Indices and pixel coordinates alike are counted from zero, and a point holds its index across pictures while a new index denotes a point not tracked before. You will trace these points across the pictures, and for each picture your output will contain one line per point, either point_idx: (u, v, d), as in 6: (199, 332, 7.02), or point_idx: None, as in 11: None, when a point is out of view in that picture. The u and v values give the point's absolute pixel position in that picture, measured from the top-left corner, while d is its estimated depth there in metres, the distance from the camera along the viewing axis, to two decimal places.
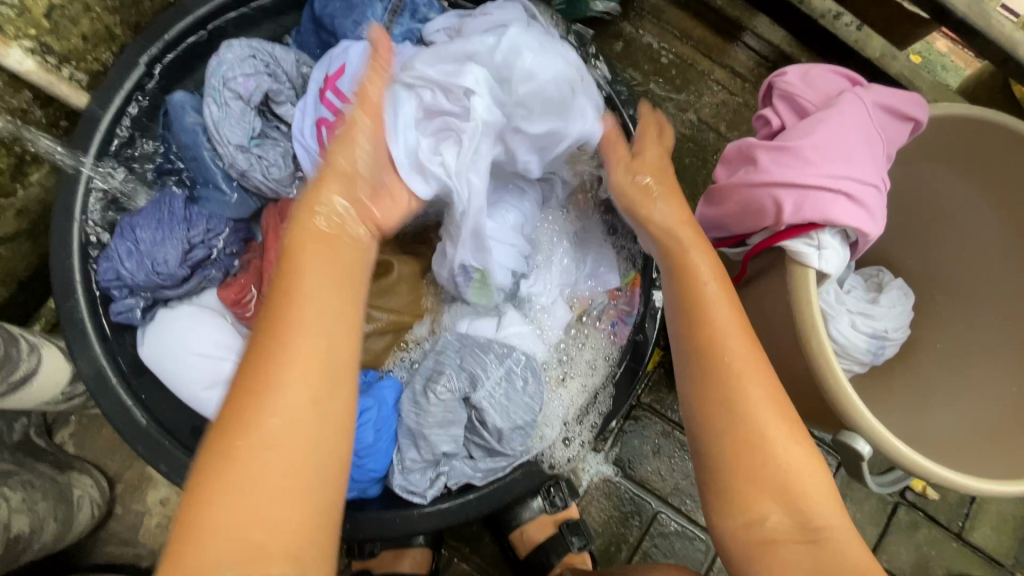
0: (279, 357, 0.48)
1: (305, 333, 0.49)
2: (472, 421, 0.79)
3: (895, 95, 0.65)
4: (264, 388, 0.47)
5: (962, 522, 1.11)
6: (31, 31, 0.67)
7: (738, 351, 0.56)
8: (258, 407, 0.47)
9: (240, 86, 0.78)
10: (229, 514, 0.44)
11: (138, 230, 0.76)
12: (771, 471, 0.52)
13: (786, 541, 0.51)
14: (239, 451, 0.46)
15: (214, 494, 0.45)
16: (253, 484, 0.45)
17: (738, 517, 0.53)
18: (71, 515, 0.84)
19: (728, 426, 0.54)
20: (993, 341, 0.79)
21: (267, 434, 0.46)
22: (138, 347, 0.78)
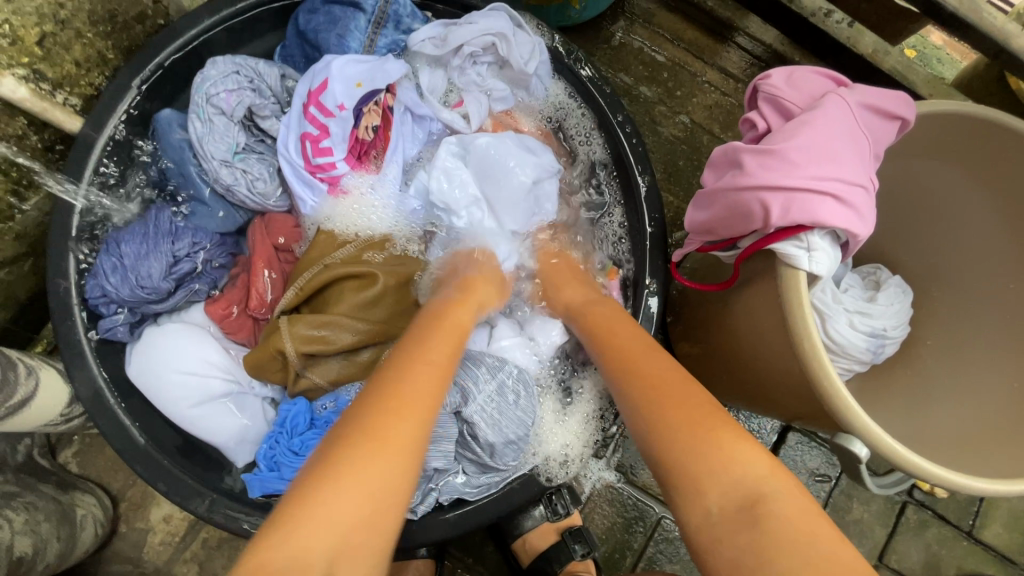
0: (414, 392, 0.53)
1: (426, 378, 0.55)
2: (464, 437, 0.78)
3: (880, 94, 0.65)
4: (395, 413, 0.51)
5: (973, 520, 1.09)
6: (25, 59, 0.68)
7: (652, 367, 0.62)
8: (377, 436, 0.49)
9: (223, 102, 0.80)
10: (325, 523, 0.44)
11: (123, 246, 0.77)
12: (709, 458, 0.52)
13: (733, 530, 0.48)
14: (354, 462, 0.47)
15: (328, 487, 0.45)
16: (357, 494, 0.46)
17: (691, 511, 0.51)
18: (74, 535, 0.85)
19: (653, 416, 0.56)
20: (994, 336, 0.78)
21: (388, 453, 0.48)
22: (126, 365, 0.78)
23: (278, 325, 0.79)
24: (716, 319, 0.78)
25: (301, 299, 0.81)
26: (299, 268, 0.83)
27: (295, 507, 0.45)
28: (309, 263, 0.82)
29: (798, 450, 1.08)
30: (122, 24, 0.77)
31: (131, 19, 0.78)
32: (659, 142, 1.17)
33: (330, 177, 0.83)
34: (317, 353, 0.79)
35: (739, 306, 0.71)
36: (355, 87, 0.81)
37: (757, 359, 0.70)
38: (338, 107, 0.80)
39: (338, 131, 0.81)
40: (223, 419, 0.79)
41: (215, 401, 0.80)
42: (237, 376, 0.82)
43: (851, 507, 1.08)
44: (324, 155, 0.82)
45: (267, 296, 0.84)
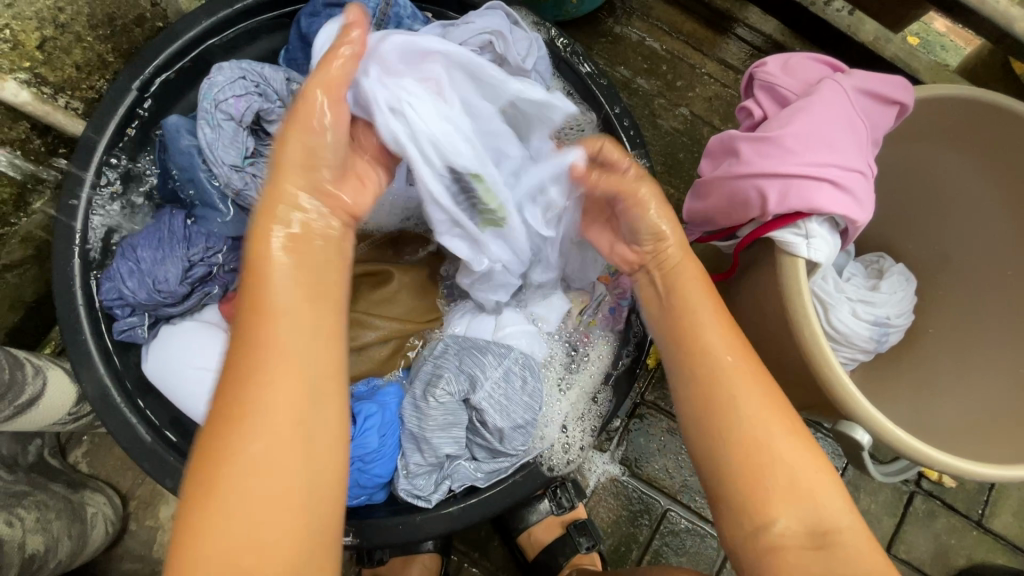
0: (257, 375, 0.48)
1: (275, 347, 0.49)
2: (473, 423, 0.79)
3: (877, 79, 0.65)
4: (244, 412, 0.47)
5: (982, 509, 1.08)
6: (26, 64, 0.70)
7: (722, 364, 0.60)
8: (243, 424, 0.46)
9: (231, 107, 0.79)
10: (234, 516, 0.44)
11: (139, 250, 0.78)
12: (774, 474, 0.54)
13: (796, 547, 0.51)
14: (220, 480, 0.45)
15: (224, 482, 0.45)
16: (230, 507, 0.44)
17: (748, 520, 0.54)
18: (85, 533, 0.86)
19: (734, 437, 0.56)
20: (999, 322, 0.77)
21: (244, 456, 0.46)
22: (143, 362, 0.80)
23: None
24: None
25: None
26: None
27: (184, 534, 0.44)
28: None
29: None
30: (122, 27, 0.78)
31: (130, 23, 0.79)
32: (659, 135, 1.16)
33: None
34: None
35: (740, 294, 0.71)
36: None
37: (761, 349, 0.70)
38: None
39: None
40: None
41: None
42: None
43: (858, 498, 1.08)
44: None
45: None
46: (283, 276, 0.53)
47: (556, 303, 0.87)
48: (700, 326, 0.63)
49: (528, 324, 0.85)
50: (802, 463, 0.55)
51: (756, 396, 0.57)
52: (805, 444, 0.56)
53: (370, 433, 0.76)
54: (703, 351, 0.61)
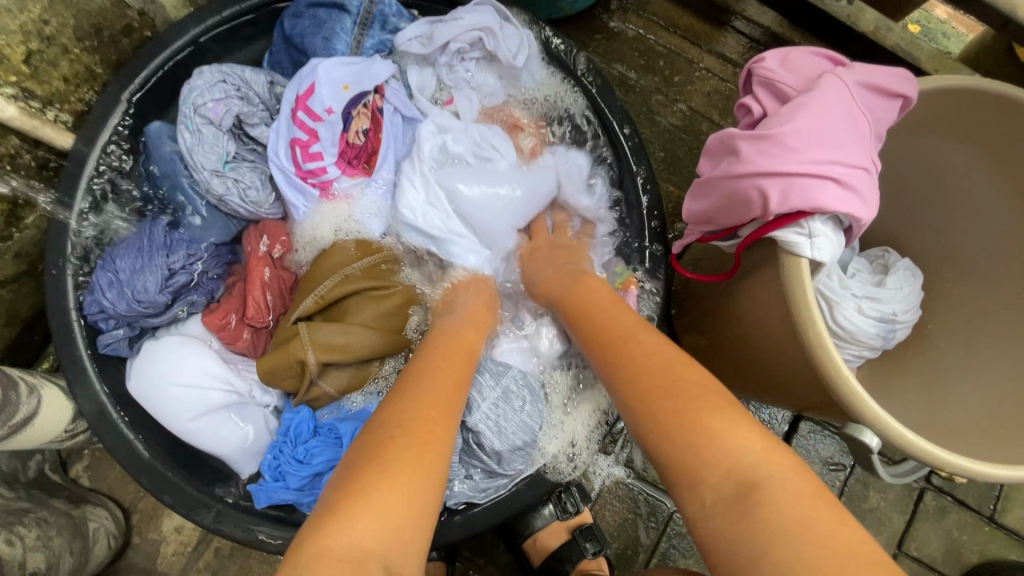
0: (439, 394, 0.57)
1: (448, 384, 0.59)
2: (468, 444, 0.77)
3: (878, 72, 0.63)
4: (434, 415, 0.54)
5: (994, 504, 1.06)
6: (12, 78, 0.68)
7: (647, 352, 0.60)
8: (423, 423, 0.53)
9: (211, 111, 0.79)
10: (388, 500, 0.46)
11: (117, 261, 0.77)
12: (693, 439, 0.50)
13: (723, 513, 0.46)
14: (399, 462, 0.49)
15: (396, 462, 0.48)
16: (403, 491, 0.47)
17: (684, 501, 0.50)
18: (87, 548, 0.85)
19: (664, 409, 0.53)
20: (1009, 318, 0.75)
21: (426, 453, 0.50)
22: (127, 380, 0.78)
23: (295, 332, 0.76)
24: (722, 312, 0.76)
25: (322, 306, 0.79)
26: (309, 280, 0.81)
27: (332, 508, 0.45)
28: (329, 271, 0.80)
29: (810, 439, 1.06)
30: (109, 38, 0.77)
31: (117, 33, 0.77)
32: (657, 132, 1.15)
33: (322, 182, 0.82)
34: (334, 362, 0.77)
35: (743, 295, 0.69)
36: (342, 90, 0.80)
37: (763, 350, 0.69)
38: (327, 111, 0.79)
39: (327, 136, 0.81)
40: (224, 430, 0.78)
41: (215, 412, 0.79)
42: (236, 386, 0.80)
43: (867, 495, 1.06)
44: (314, 160, 0.81)
45: (266, 305, 0.82)
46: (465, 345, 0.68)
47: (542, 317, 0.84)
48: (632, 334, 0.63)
49: (520, 342, 0.84)
50: (726, 419, 0.51)
51: (663, 365, 0.57)
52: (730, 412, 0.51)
53: None
54: (628, 350, 0.61)
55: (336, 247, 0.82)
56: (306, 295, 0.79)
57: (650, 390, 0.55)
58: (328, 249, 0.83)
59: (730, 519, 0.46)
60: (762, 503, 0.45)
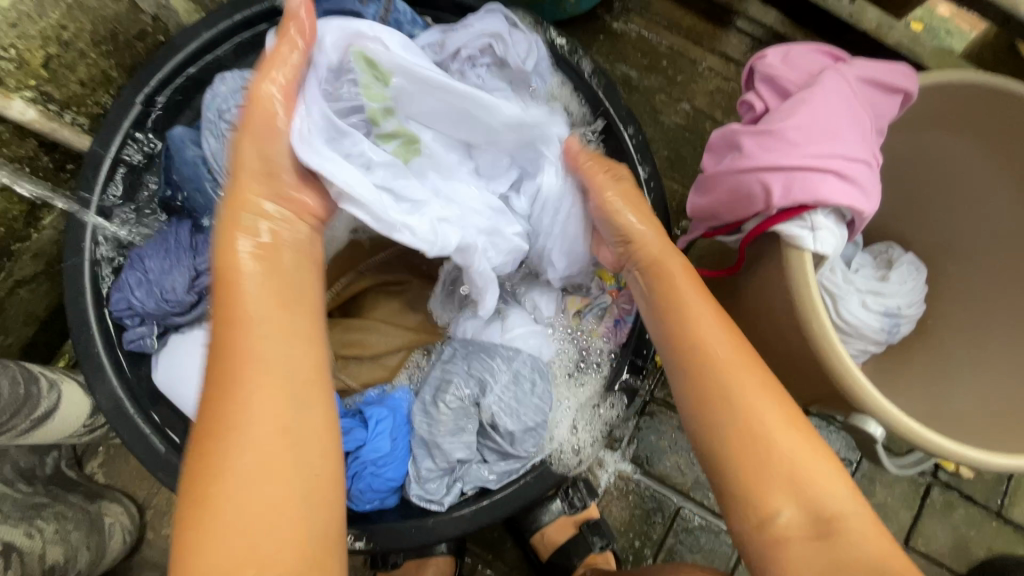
0: (240, 381, 0.51)
1: (263, 357, 0.52)
2: (483, 427, 0.79)
3: (878, 68, 0.64)
4: (237, 417, 0.49)
5: (1001, 499, 1.06)
6: (31, 82, 0.70)
7: (725, 359, 0.58)
8: (234, 431, 0.49)
9: (234, 117, 0.80)
10: (237, 517, 0.47)
11: (146, 261, 0.79)
12: (779, 467, 0.54)
13: (803, 539, 0.52)
14: (220, 483, 0.47)
15: (225, 479, 0.47)
16: (236, 508, 0.47)
17: (750, 517, 0.54)
18: (103, 543, 0.87)
19: (747, 433, 0.55)
20: (1013, 310, 0.76)
21: (237, 462, 0.48)
22: (153, 372, 0.80)
23: None
24: (727, 306, 0.77)
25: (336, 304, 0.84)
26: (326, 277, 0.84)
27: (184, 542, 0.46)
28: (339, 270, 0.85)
29: (817, 435, 1.07)
30: (124, 42, 0.79)
31: (132, 38, 0.79)
32: (661, 131, 1.16)
33: None
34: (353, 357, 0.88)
35: (749, 288, 0.69)
36: None
37: (767, 343, 0.69)
38: None
39: None
40: None
41: None
42: None
43: (874, 491, 1.07)
44: None
45: None
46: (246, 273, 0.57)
47: (546, 299, 0.87)
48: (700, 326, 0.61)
49: (531, 324, 0.85)
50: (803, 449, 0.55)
51: (750, 388, 0.57)
52: (812, 452, 0.55)
53: (383, 437, 0.77)
54: (697, 348, 0.60)
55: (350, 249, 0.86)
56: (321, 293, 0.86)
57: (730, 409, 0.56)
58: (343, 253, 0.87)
59: (809, 542, 0.51)
60: (842, 542, 0.50)
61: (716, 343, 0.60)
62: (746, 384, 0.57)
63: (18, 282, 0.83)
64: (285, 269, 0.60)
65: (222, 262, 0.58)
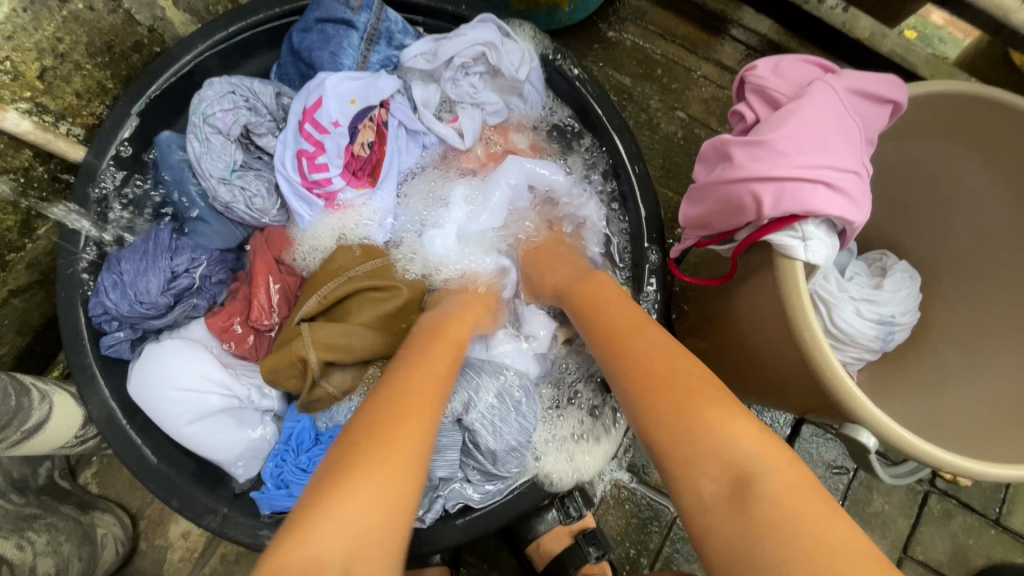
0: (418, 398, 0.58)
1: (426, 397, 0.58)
2: (466, 445, 0.79)
3: (867, 78, 0.64)
4: (400, 422, 0.54)
5: (999, 507, 1.06)
6: (26, 94, 0.71)
7: (627, 329, 0.65)
8: (385, 433, 0.53)
9: (219, 121, 0.80)
10: (352, 513, 0.48)
11: (123, 262, 0.79)
12: (690, 426, 0.53)
13: (722, 506, 0.49)
14: (356, 479, 0.50)
15: (354, 476, 0.50)
16: (362, 503, 0.48)
17: (677, 485, 0.52)
18: (95, 553, 0.86)
19: (681, 409, 0.54)
20: (1006, 320, 0.76)
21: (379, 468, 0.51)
22: (126, 382, 0.78)
23: (300, 332, 0.77)
24: (719, 313, 0.77)
25: (326, 307, 0.81)
26: (318, 280, 0.83)
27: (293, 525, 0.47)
28: (332, 273, 0.82)
29: (813, 443, 1.07)
30: (119, 53, 0.79)
31: (128, 49, 0.80)
32: (656, 139, 1.17)
33: (327, 192, 0.84)
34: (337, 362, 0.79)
35: (740, 299, 0.70)
36: (349, 104, 0.82)
37: (757, 350, 0.70)
38: (333, 123, 0.81)
39: (333, 147, 0.82)
40: (219, 436, 0.79)
41: (212, 417, 0.79)
42: (234, 391, 0.81)
43: (872, 499, 1.06)
44: (320, 171, 0.83)
45: (269, 308, 0.84)
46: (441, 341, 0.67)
47: (536, 317, 0.86)
48: (629, 333, 0.64)
49: (516, 342, 0.85)
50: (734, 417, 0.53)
51: (654, 355, 0.61)
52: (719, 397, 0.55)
53: None
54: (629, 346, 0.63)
55: (341, 252, 0.85)
56: (310, 296, 0.81)
57: (666, 392, 0.56)
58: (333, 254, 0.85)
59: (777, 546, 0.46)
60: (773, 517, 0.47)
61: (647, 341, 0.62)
62: (678, 370, 0.58)
63: (11, 293, 0.83)
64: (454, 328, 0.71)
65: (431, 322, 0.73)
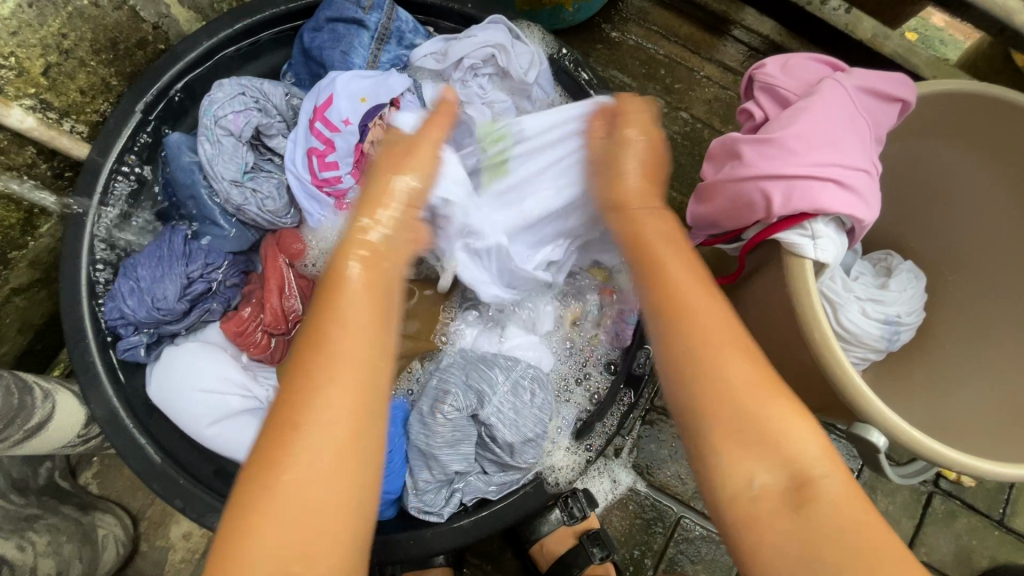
0: (321, 372, 0.47)
1: (329, 373, 0.47)
2: (482, 438, 0.78)
3: (875, 77, 0.64)
4: (302, 419, 0.45)
5: (1003, 508, 1.06)
6: (31, 90, 0.70)
7: (714, 341, 0.52)
8: (300, 427, 0.45)
9: (231, 123, 0.80)
10: (278, 534, 0.43)
11: (139, 268, 0.78)
12: (778, 462, 0.47)
13: (781, 515, 0.46)
14: (269, 498, 0.43)
15: (276, 484, 0.44)
16: (281, 515, 0.43)
17: (729, 493, 0.48)
18: (96, 555, 0.86)
19: (698, 347, 0.52)
20: (1012, 320, 0.76)
21: (291, 477, 0.44)
22: (147, 383, 0.79)
23: None
24: None
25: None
26: None
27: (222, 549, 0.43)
28: None
29: None
30: (124, 51, 0.79)
31: (133, 46, 0.79)
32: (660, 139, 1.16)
33: (336, 191, 0.83)
34: None
35: (749, 296, 0.69)
36: (360, 102, 0.81)
37: (765, 350, 0.70)
38: (344, 122, 0.81)
39: (343, 146, 0.82)
40: (239, 436, 0.78)
41: (233, 417, 0.79)
42: (254, 392, 0.82)
43: (876, 500, 1.06)
44: (330, 169, 0.82)
45: (284, 313, 0.83)
46: (353, 275, 0.52)
47: (544, 311, 0.87)
48: (660, 254, 0.59)
49: (529, 334, 0.86)
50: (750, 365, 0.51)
51: (744, 378, 0.50)
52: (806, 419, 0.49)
53: None
54: (657, 270, 0.58)
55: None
56: None
57: (752, 431, 0.48)
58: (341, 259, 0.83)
59: (785, 519, 0.46)
60: (817, 511, 0.45)
61: (679, 271, 0.58)
62: (700, 304, 0.54)
63: (13, 291, 0.82)
64: (372, 264, 0.54)
65: (335, 258, 0.54)
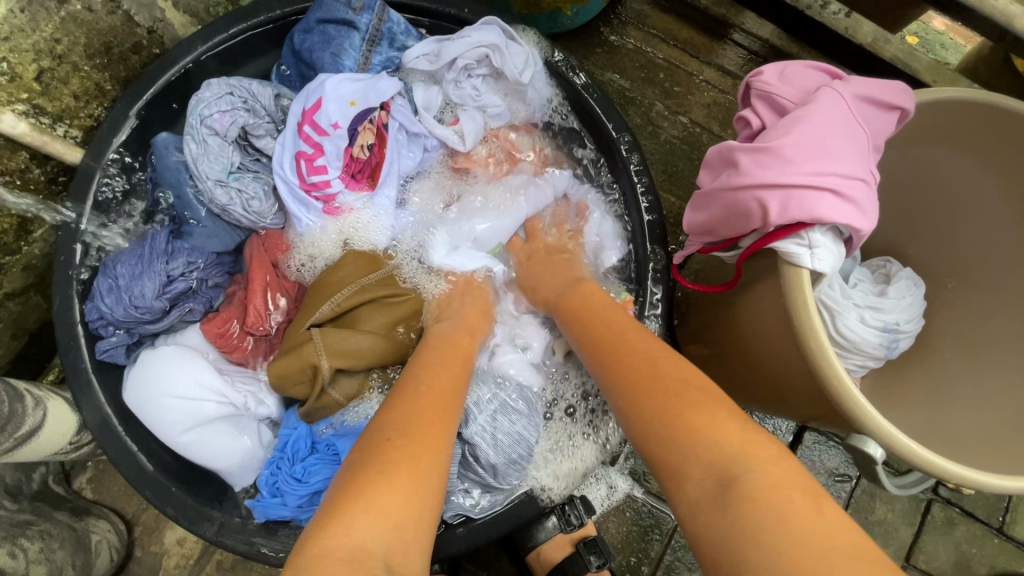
0: (444, 390, 0.60)
1: (445, 392, 0.60)
2: (465, 457, 0.77)
3: (872, 85, 0.63)
4: (432, 409, 0.57)
5: (1003, 516, 1.05)
6: (24, 95, 0.70)
7: (624, 329, 0.66)
8: (431, 412, 0.56)
9: (217, 123, 0.79)
10: (399, 494, 0.48)
11: (118, 266, 0.77)
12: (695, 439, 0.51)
13: (719, 524, 0.46)
14: (400, 462, 0.50)
15: (404, 449, 0.51)
16: (413, 478, 0.49)
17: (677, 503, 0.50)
18: (89, 561, 0.85)
19: (630, 376, 0.59)
20: (1010, 329, 0.75)
21: (429, 450, 0.52)
22: (122, 388, 0.77)
23: (311, 338, 0.77)
24: (723, 322, 0.76)
25: (339, 314, 0.81)
26: (326, 288, 0.82)
27: (346, 504, 0.47)
28: (340, 282, 0.82)
29: (816, 450, 1.06)
30: (119, 55, 0.78)
31: (126, 50, 0.79)
32: (658, 144, 1.16)
33: (325, 195, 0.83)
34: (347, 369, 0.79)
35: (745, 305, 0.69)
36: (349, 106, 0.81)
37: (761, 358, 0.69)
38: (332, 126, 0.80)
39: (332, 150, 0.81)
40: (217, 443, 0.78)
41: (209, 424, 0.78)
42: (231, 398, 0.80)
43: (874, 507, 1.05)
44: (319, 173, 0.82)
45: (266, 314, 0.82)
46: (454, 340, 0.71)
47: (531, 328, 0.87)
48: (597, 307, 0.72)
49: (516, 351, 0.85)
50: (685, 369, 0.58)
51: (654, 359, 0.60)
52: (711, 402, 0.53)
53: None
54: (594, 321, 0.70)
55: (346, 258, 0.84)
56: (322, 301, 0.81)
57: (657, 396, 0.56)
58: (340, 260, 0.85)
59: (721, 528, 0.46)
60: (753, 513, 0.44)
61: (618, 317, 0.69)
62: (640, 336, 0.64)
63: (7, 296, 0.82)
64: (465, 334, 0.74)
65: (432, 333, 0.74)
